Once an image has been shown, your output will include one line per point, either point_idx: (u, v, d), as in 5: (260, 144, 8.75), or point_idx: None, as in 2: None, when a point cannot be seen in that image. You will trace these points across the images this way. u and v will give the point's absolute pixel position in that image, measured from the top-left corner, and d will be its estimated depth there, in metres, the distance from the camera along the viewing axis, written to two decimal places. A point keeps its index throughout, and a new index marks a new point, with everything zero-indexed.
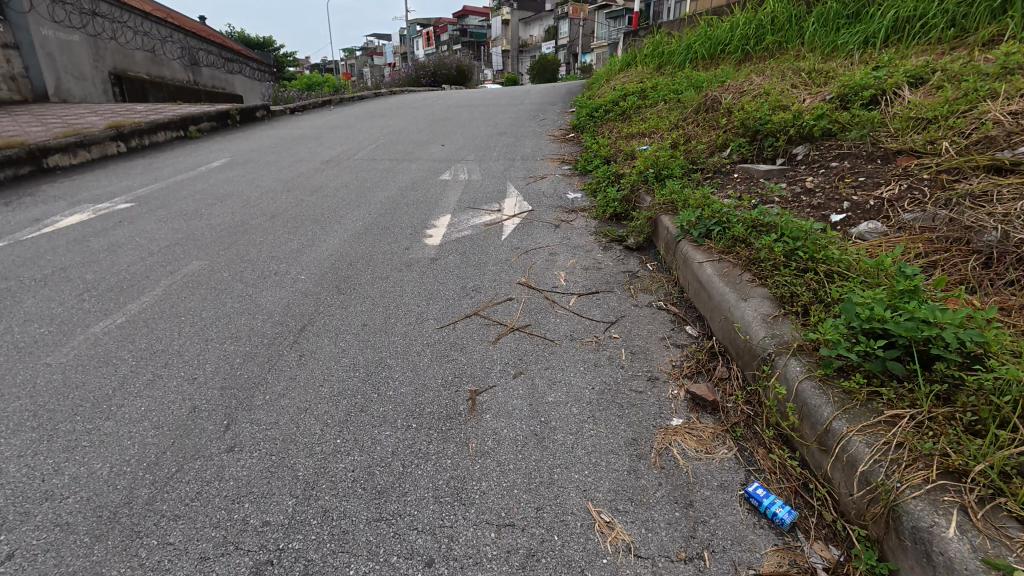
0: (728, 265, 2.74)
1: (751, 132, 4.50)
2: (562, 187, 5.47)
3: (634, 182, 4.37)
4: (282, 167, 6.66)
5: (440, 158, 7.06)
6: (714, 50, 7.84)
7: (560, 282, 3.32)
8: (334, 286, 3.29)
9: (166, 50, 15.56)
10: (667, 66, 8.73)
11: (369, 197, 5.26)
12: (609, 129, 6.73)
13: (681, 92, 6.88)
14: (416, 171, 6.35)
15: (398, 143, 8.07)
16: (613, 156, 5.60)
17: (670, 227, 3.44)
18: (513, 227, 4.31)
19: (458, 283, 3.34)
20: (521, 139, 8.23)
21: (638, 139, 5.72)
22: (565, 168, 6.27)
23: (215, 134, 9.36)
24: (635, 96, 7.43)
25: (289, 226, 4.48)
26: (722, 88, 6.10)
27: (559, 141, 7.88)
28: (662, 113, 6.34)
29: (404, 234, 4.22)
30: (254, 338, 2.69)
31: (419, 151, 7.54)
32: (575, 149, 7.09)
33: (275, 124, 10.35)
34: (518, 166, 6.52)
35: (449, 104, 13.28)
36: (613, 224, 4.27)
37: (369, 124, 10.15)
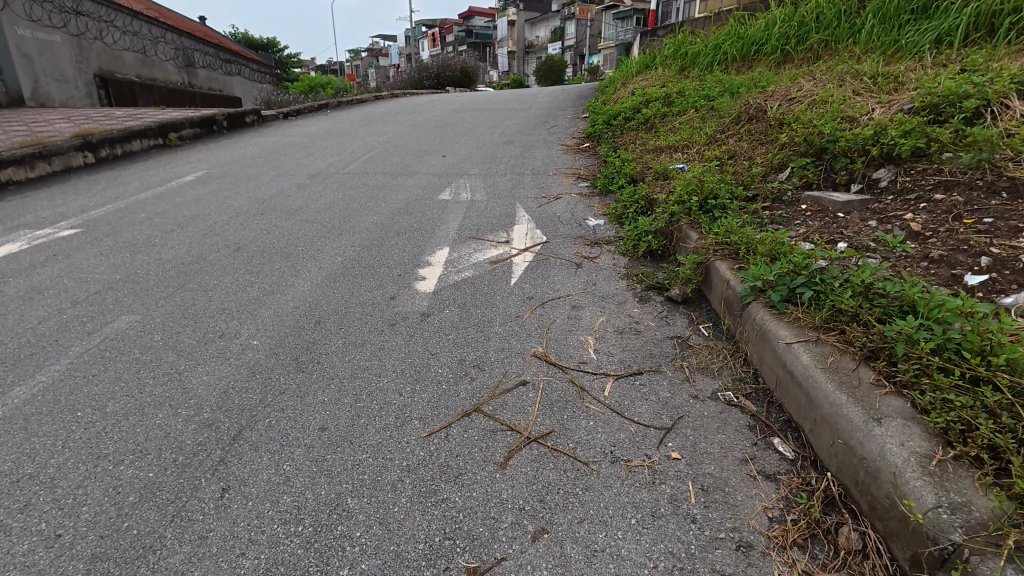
0: (833, 352, 1.96)
1: (816, 150, 3.69)
2: (581, 211, 4.68)
3: (675, 211, 3.57)
4: (261, 184, 5.91)
5: (440, 172, 6.27)
6: (748, 51, 7.03)
7: (588, 355, 2.52)
8: (293, 358, 2.52)
9: (158, 51, 14.92)
10: (692, 68, 7.90)
11: (355, 223, 4.49)
12: (632, 140, 5.92)
13: (714, 98, 6.09)
14: (413, 188, 5.58)
15: (395, 154, 7.32)
16: (641, 175, 4.80)
17: (733, 281, 2.65)
18: (524, 266, 3.53)
19: (455, 353, 2.56)
20: (531, 149, 7.44)
21: (669, 154, 4.94)
22: (584, 186, 5.48)
23: (198, 142, 8.64)
24: (660, 102, 6.64)
25: (255, 262, 3.72)
26: (765, 95, 5.32)
27: (573, 152, 7.09)
28: (695, 122, 5.53)
29: (392, 276, 3.45)
30: (164, 455, 1.92)
31: (418, 163, 6.76)
32: (592, 163, 6.30)
33: (264, 130, 9.60)
34: (529, 183, 5.73)
35: (452, 109, 12.51)
36: (650, 264, 3.47)
37: (365, 131, 9.38)
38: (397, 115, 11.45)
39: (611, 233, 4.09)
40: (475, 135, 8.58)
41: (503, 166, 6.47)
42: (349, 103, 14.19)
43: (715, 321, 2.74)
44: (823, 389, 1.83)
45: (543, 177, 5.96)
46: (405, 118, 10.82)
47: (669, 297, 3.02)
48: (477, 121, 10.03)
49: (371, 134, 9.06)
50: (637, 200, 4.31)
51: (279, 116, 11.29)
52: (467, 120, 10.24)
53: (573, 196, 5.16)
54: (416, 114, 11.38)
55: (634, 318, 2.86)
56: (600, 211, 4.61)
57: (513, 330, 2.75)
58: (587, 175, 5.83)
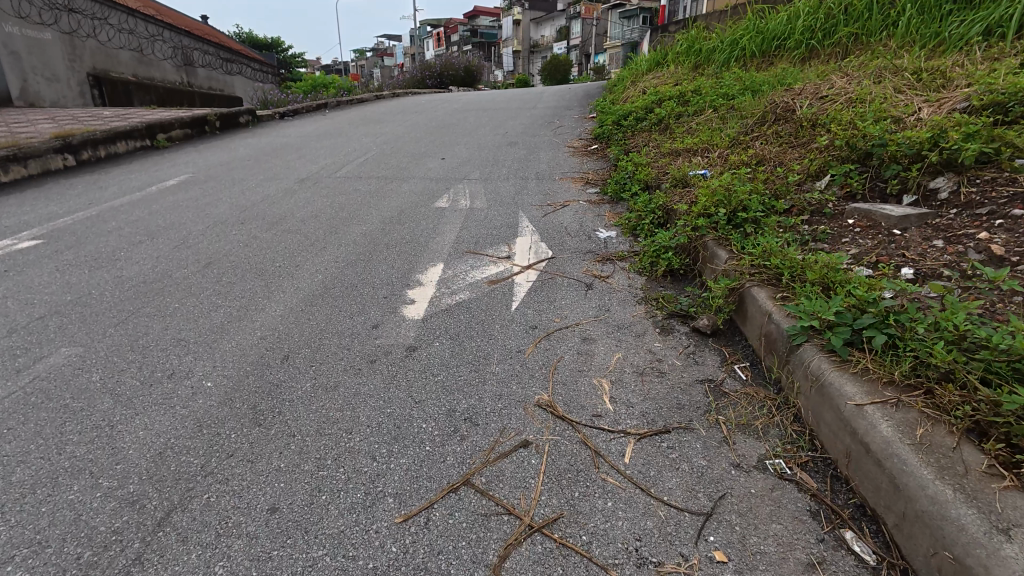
0: (923, 423, 1.53)
1: (860, 155, 3.25)
2: (591, 221, 4.25)
3: (700, 225, 3.14)
4: (247, 189, 5.52)
5: (438, 177, 5.86)
6: (769, 45, 6.57)
7: (603, 405, 2.10)
8: (250, 407, 2.12)
9: (155, 49, 14.65)
10: (707, 65, 7.45)
11: (342, 234, 4.08)
12: (646, 142, 5.48)
13: (733, 96, 5.64)
14: (408, 195, 5.17)
15: (392, 157, 6.92)
16: (656, 180, 4.36)
17: (775, 314, 2.20)
18: (527, 288, 3.11)
19: (443, 401, 2.14)
20: (536, 151, 7.02)
21: (687, 159, 4.51)
22: (593, 192, 5.05)
23: (187, 143, 8.29)
24: (674, 101, 6.20)
25: (226, 279, 3.32)
26: (792, 93, 4.87)
27: (581, 154, 6.66)
28: (713, 123, 5.09)
29: (377, 298, 3.03)
30: (67, 548, 1.51)
31: (415, 167, 6.35)
32: (602, 166, 5.86)
33: (258, 131, 9.23)
34: (534, 188, 5.30)
35: (455, 108, 12.10)
36: (671, 286, 3.04)
37: (363, 132, 8.99)
38: (397, 115, 11.05)
39: (626, 248, 3.67)
40: (477, 136, 8.16)
41: (506, 170, 6.06)
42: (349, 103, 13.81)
43: (753, 361, 2.30)
44: (915, 475, 1.40)
45: (549, 181, 5.54)
46: (405, 118, 10.42)
47: (696, 328, 2.59)
48: (479, 122, 9.61)
49: (368, 135, 8.66)
50: (654, 210, 3.89)
51: (276, 117, 10.92)
52: (469, 121, 9.81)
53: (583, 204, 4.72)
54: (416, 114, 10.98)
55: (656, 355, 2.43)
56: (612, 221, 4.19)
57: (514, 370, 2.33)
58: (597, 180, 5.39)
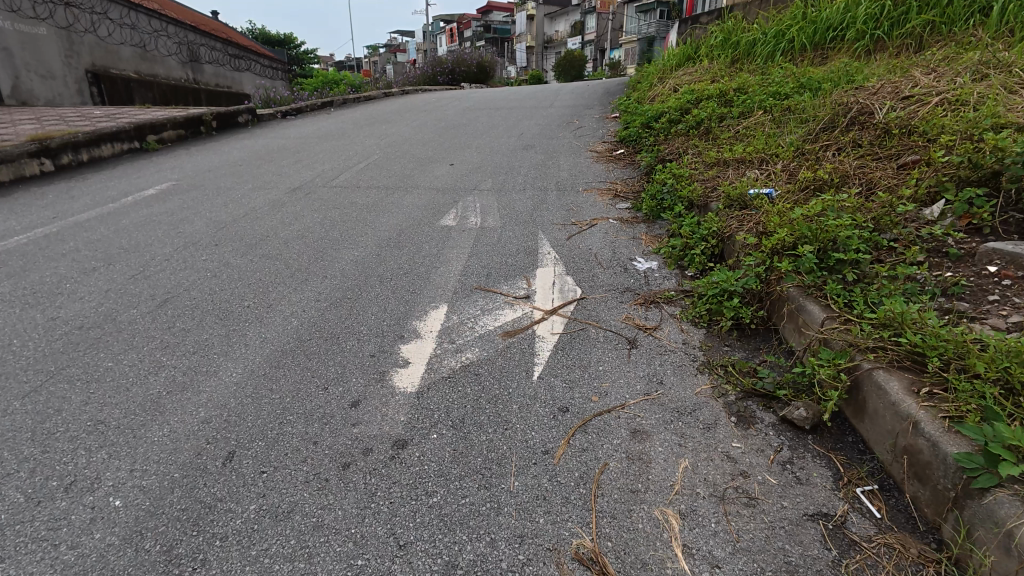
0: None
1: (987, 174, 2.52)
2: (625, 248, 3.55)
3: (778, 267, 2.43)
4: (231, 201, 4.92)
5: (446, 187, 5.20)
6: (823, 37, 5.79)
7: (674, 563, 1.42)
8: (163, 551, 1.48)
9: (159, 45, 14.29)
10: (746, 60, 6.68)
11: (329, 262, 3.45)
12: (685, 149, 4.76)
13: (786, 95, 4.90)
14: (411, 210, 4.52)
15: (397, 162, 6.29)
16: (704, 198, 3.65)
17: (928, 426, 1.50)
18: (552, 345, 2.44)
19: (437, 547, 1.48)
20: (555, 157, 6.33)
21: (740, 172, 3.81)
22: (625, 208, 4.35)
23: (180, 145, 7.75)
24: (715, 101, 5.48)
25: (179, 325, 2.70)
26: (864, 92, 4.12)
27: (606, 160, 5.97)
28: (767, 128, 4.35)
29: (362, 358, 2.39)
30: None
31: (421, 175, 5.69)
32: (632, 177, 5.15)
33: (257, 132, 8.68)
34: (554, 203, 4.61)
35: (467, 106, 11.43)
36: (742, 349, 2.34)
37: (367, 133, 8.36)
38: (405, 114, 10.40)
39: (673, 287, 2.97)
40: (490, 139, 7.48)
41: (523, 179, 5.37)
42: (356, 100, 13.21)
43: (887, 485, 1.60)
44: None
45: (571, 194, 4.84)
46: (413, 118, 9.77)
47: (789, 420, 1.90)
48: (492, 122, 8.92)
49: (373, 137, 8.03)
50: (706, 238, 3.19)
51: (277, 117, 10.36)
52: (482, 121, 9.13)
53: (614, 224, 4.02)
54: (425, 113, 10.32)
55: (740, 465, 1.74)
56: (651, 249, 3.50)
57: (540, 491, 1.66)
58: (628, 194, 4.69)
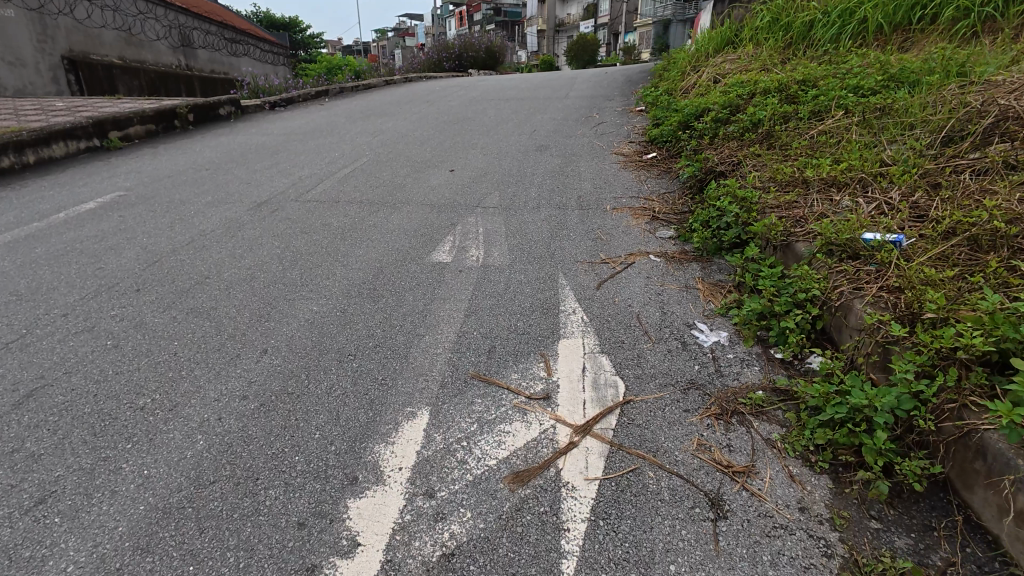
0: None
1: None
2: (676, 307, 2.61)
3: (962, 392, 1.50)
4: (181, 219, 4.07)
5: (442, 202, 4.28)
6: (906, 17, 4.74)
7: None
8: None
9: (145, 28, 13.50)
10: (803, 44, 5.62)
11: (275, 323, 2.57)
12: (743, 162, 3.79)
13: (871, 87, 3.88)
14: (396, 236, 3.61)
15: (389, 167, 5.38)
16: (786, 236, 2.69)
17: None
18: (587, 509, 1.53)
19: None
20: (574, 162, 5.37)
21: (828, 198, 2.86)
22: (670, 240, 3.41)
23: (147, 143, 6.90)
24: (773, 96, 4.48)
25: (29, 443, 1.84)
26: (991, 87, 3.11)
27: (637, 168, 5.01)
28: (857, 135, 3.35)
29: (283, 532, 1.49)
30: None
31: (414, 184, 4.77)
32: (674, 194, 4.20)
33: (239, 128, 7.80)
34: (577, 227, 3.67)
35: (474, 96, 10.43)
36: (903, 533, 1.43)
37: (359, 129, 7.42)
38: (405, 105, 9.41)
39: (761, 384, 2.03)
40: (498, 136, 6.52)
41: (536, 193, 4.42)
42: (353, 88, 12.22)
43: None
44: None
45: (597, 214, 3.90)
46: (413, 110, 8.80)
47: None
48: (501, 116, 7.91)
49: (365, 133, 7.09)
50: (800, 303, 2.25)
51: (265, 108, 9.44)
52: (489, 114, 8.12)
53: (657, 264, 3.09)
54: (427, 105, 9.33)
55: None
56: (715, 308, 2.56)
57: None
58: (671, 217, 3.75)
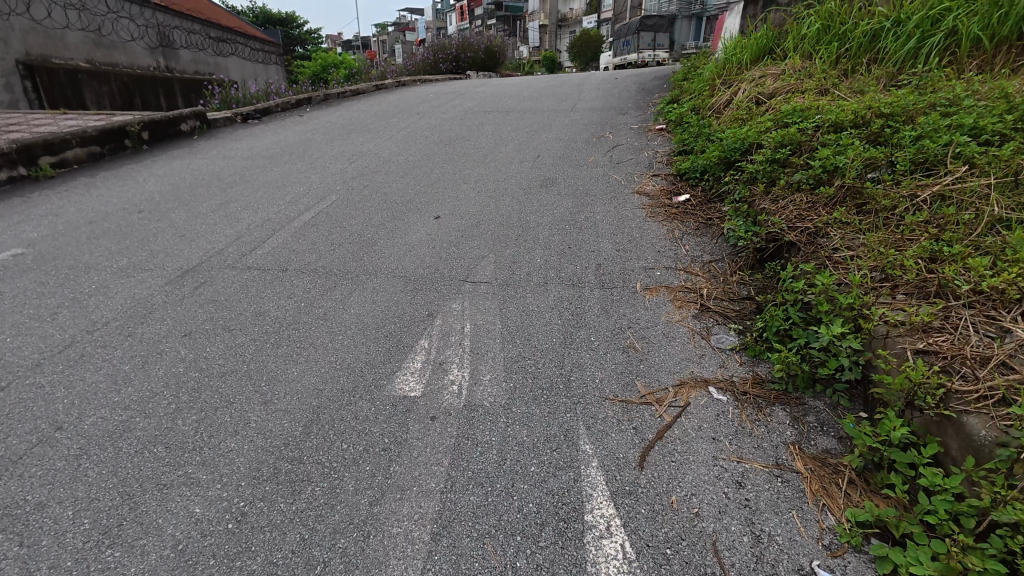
0: None
1: None
2: (770, 523, 1.62)
3: None
4: (73, 300, 3.08)
5: (419, 272, 3.31)
6: (1016, 30, 3.78)
7: None
8: None
9: (117, 28, 12.49)
10: (867, 57, 4.63)
11: (124, 550, 1.59)
12: (825, 233, 2.80)
13: (997, 131, 2.90)
14: (350, 339, 2.63)
15: (360, 211, 4.41)
16: (942, 398, 1.71)
17: None
18: None
19: None
20: (587, 204, 4.38)
21: (995, 328, 1.91)
22: (732, 355, 2.42)
23: (86, 170, 5.91)
24: (848, 130, 3.50)
25: None
26: None
27: (667, 217, 4.02)
28: (1004, 210, 2.40)
29: None
30: None
31: (388, 241, 3.78)
32: (723, 266, 3.21)
33: (199, 148, 6.81)
34: (598, 326, 2.67)
35: (471, 105, 9.41)
36: None
37: (335, 151, 6.42)
38: (392, 118, 8.40)
39: None
40: (495, 165, 5.53)
41: (542, 260, 3.43)
42: (339, 94, 11.17)
43: None
44: None
45: (625, 301, 2.90)
46: (401, 126, 7.78)
47: None
48: (500, 135, 6.89)
49: (341, 158, 6.09)
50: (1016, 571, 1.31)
51: (236, 122, 8.43)
52: (486, 131, 7.11)
53: (723, 410, 2.09)
54: (417, 118, 8.30)
55: None
56: (837, 528, 1.59)
57: None
58: (726, 310, 2.75)
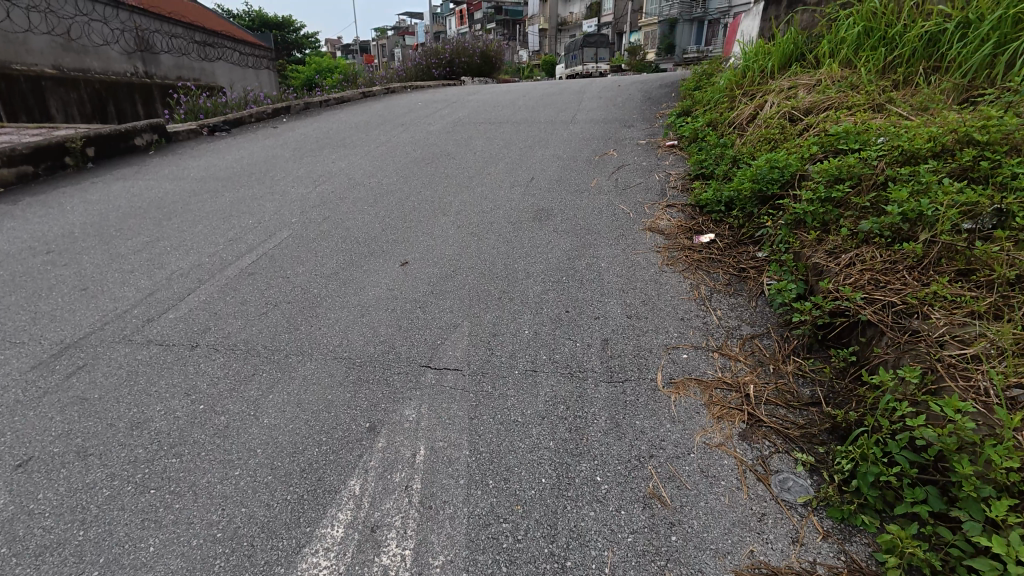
0: None
1: None
2: None
3: None
4: None
5: (367, 351, 2.52)
6: None
7: None
8: None
9: (89, 32, 11.75)
10: (924, 66, 3.92)
11: None
12: (923, 316, 2.02)
13: None
14: (249, 477, 1.83)
15: (312, 253, 3.63)
16: None
17: None
18: None
19: None
20: (588, 245, 3.59)
21: None
22: (807, 515, 1.63)
23: (11, 194, 5.13)
24: (927, 163, 2.74)
25: None
26: None
27: (688, 266, 3.23)
28: None
29: None
30: None
31: (338, 300, 3.00)
32: (769, 345, 2.43)
33: (150, 167, 6.04)
34: (606, 456, 1.87)
35: (460, 115, 8.64)
36: None
37: (301, 171, 5.64)
38: (373, 130, 7.63)
39: None
40: (482, 191, 4.76)
41: (530, 332, 2.63)
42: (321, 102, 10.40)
43: None
44: None
45: (642, 405, 2.10)
46: (381, 140, 7.00)
47: None
48: (489, 151, 6.12)
49: (305, 180, 5.31)
50: None
51: (201, 134, 7.66)
52: (475, 147, 6.34)
53: None
54: (400, 130, 7.53)
55: None
56: None
57: None
58: (786, 424, 1.96)
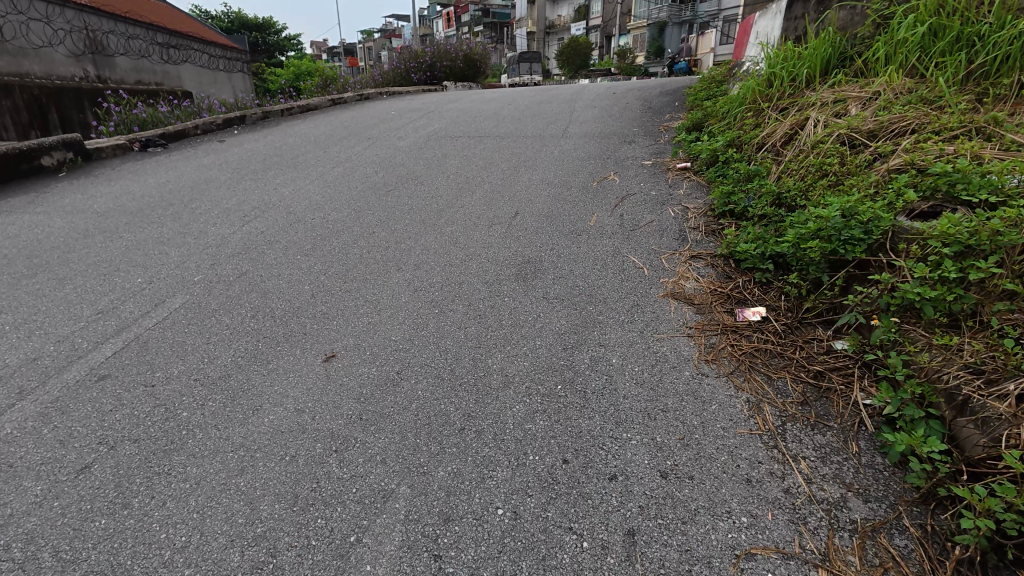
0: None
1: None
2: None
3: None
4: None
5: (226, 561, 1.49)
6: None
7: None
8: None
9: (27, 32, 10.53)
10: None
11: None
12: None
13: None
14: None
15: (203, 337, 2.58)
16: None
17: None
18: None
19: None
20: (591, 323, 2.59)
21: None
22: None
23: None
24: None
25: None
26: None
27: (737, 367, 2.22)
28: None
29: None
30: None
31: (212, 436, 1.95)
32: (909, 552, 1.44)
33: (50, 194, 4.93)
34: None
35: (436, 126, 7.60)
36: None
37: (232, 202, 4.57)
38: (332, 146, 6.57)
39: None
40: (451, 232, 3.74)
41: (504, 513, 1.61)
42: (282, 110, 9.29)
43: None
44: None
45: None
46: (339, 158, 5.95)
47: None
48: (465, 175, 5.10)
49: (233, 215, 4.25)
50: None
51: (130, 150, 6.54)
52: (448, 169, 5.31)
53: None
54: (363, 146, 6.48)
55: None
56: None
57: None
58: None
